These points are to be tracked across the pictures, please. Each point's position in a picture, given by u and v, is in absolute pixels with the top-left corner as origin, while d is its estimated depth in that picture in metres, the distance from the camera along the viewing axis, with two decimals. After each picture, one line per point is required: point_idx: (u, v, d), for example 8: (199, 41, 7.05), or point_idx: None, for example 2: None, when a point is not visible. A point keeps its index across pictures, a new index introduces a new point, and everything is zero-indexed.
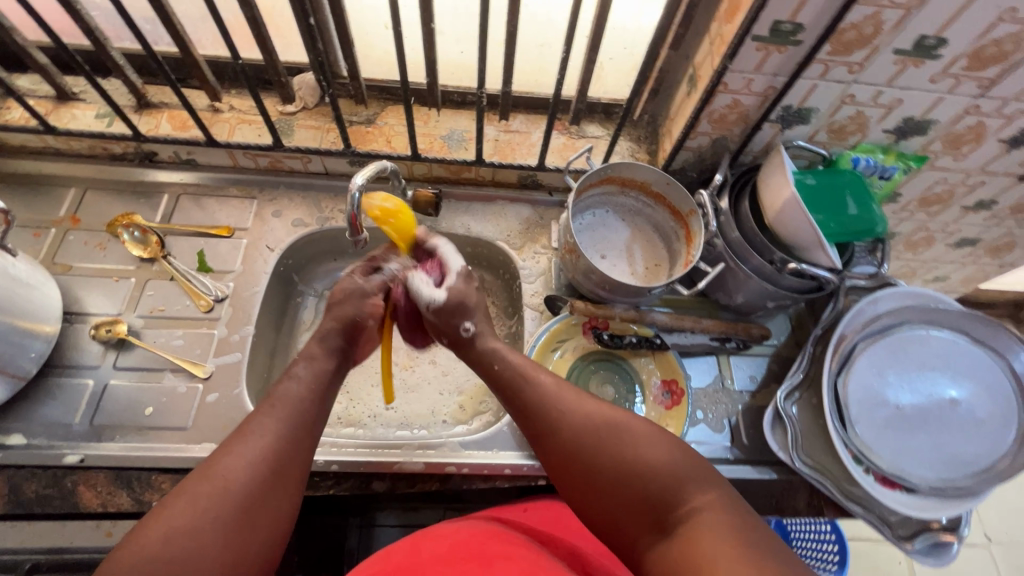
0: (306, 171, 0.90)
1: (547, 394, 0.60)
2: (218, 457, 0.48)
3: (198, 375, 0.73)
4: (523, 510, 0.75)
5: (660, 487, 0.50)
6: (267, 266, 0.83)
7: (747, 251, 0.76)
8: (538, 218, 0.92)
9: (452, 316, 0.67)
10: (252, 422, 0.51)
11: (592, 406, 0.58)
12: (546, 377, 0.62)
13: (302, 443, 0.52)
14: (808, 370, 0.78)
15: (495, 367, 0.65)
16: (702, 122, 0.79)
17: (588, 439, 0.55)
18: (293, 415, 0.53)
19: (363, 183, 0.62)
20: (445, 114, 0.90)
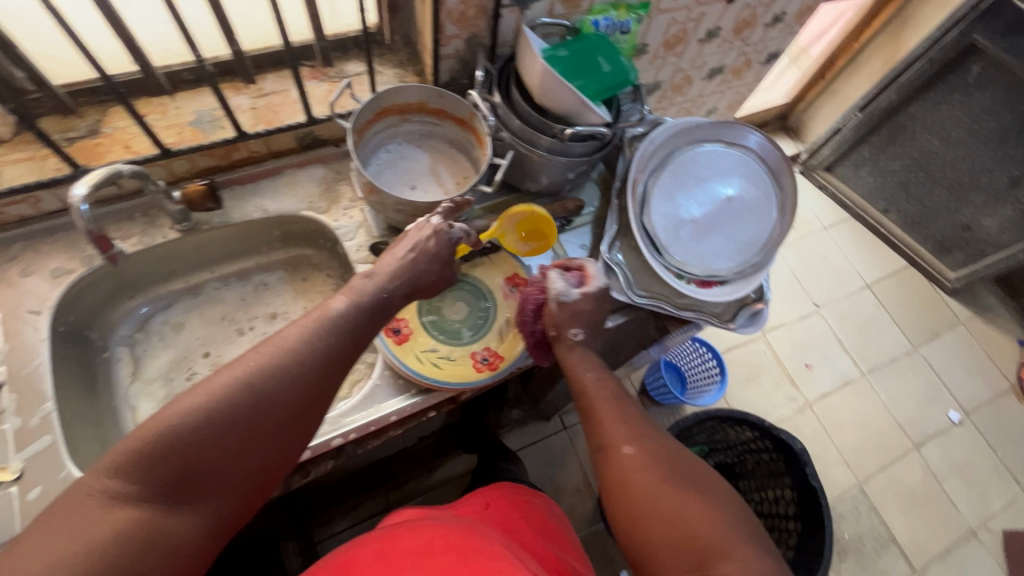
0: (41, 213, 0.76)
1: (620, 415, 0.68)
2: (285, 339, 0.55)
3: (5, 479, 0.62)
4: (485, 508, 0.78)
5: (706, 530, 0.54)
6: (40, 333, 0.71)
7: (531, 133, 0.80)
8: (335, 173, 0.88)
9: (568, 319, 0.74)
10: (292, 333, 0.55)
11: (662, 449, 0.64)
12: (613, 399, 0.70)
13: (354, 344, 0.59)
14: (620, 219, 0.86)
15: (589, 381, 0.72)
16: (445, 25, 0.79)
17: (641, 465, 0.62)
18: (354, 323, 0.60)
19: (83, 194, 0.60)
20: (184, 98, 0.80)
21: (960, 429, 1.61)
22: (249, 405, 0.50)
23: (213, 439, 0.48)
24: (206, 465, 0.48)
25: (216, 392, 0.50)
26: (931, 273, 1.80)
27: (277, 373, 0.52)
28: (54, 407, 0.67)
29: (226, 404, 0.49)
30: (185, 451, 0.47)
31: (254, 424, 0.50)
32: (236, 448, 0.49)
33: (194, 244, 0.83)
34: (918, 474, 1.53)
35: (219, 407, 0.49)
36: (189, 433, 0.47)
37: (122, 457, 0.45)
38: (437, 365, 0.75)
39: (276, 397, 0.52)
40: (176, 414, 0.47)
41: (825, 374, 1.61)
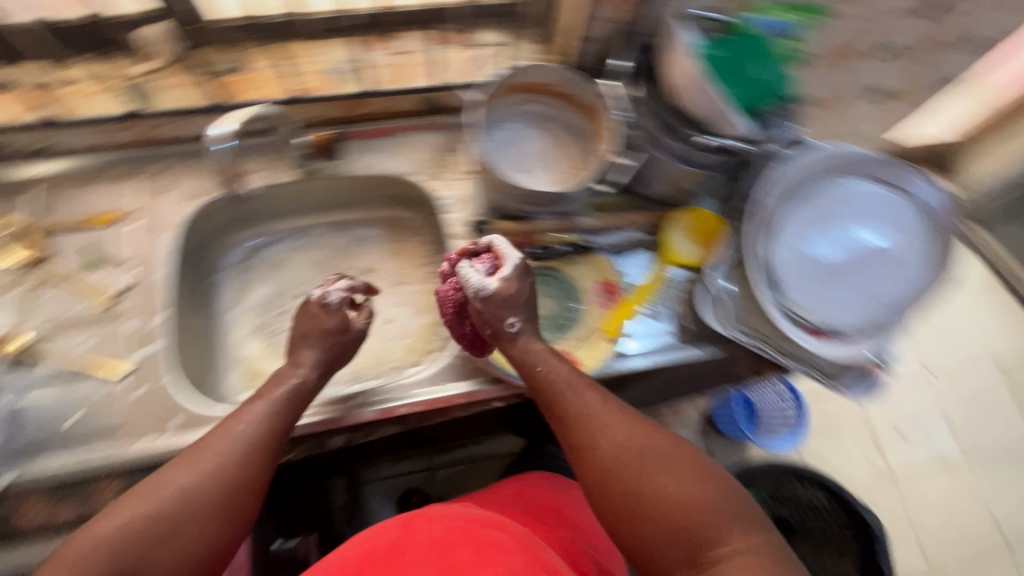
0: (187, 137, 0.82)
1: (586, 405, 0.60)
2: (193, 454, 0.54)
3: (121, 373, 0.70)
4: (515, 496, 0.78)
5: (705, 523, 0.51)
6: (167, 246, 0.78)
7: (657, 133, 0.76)
8: (449, 142, 0.87)
9: (500, 308, 0.65)
10: (198, 445, 0.54)
11: (632, 429, 0.58)
12: (566, 389, 0.61)
13: (273, 452, 0.57)
14: (736, 244, 0.79)
15: (539, 370, 0.63)
16: (592, 6, 0.74)
17: (622, 460, 0.55)
18: (275, 414, 0.59)
19: (237, 127, 0.66)
20: (325, 46, 0.82)
21: None
22: (174, 508, 0.50)
23: (143, 541, 0.48)
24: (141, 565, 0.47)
25: (156, 494, 0.50)
26: None
27: (189, 478, 0.52)
28: (165, 318, 0.74)
29: (162, 498, 0.50)
30: (108, 559, 0.46)
31: (190, 515, 0.50)
32: (171, 542, 0.49)
33: (307, 189, 0.86)
34: None
35: (147, 513, 0.49)
36: (123, 540, 0.47)
37: (55, 572, 0.44)
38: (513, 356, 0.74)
39: (200, 493, 0.51)
40: (110, 521, 0.47)
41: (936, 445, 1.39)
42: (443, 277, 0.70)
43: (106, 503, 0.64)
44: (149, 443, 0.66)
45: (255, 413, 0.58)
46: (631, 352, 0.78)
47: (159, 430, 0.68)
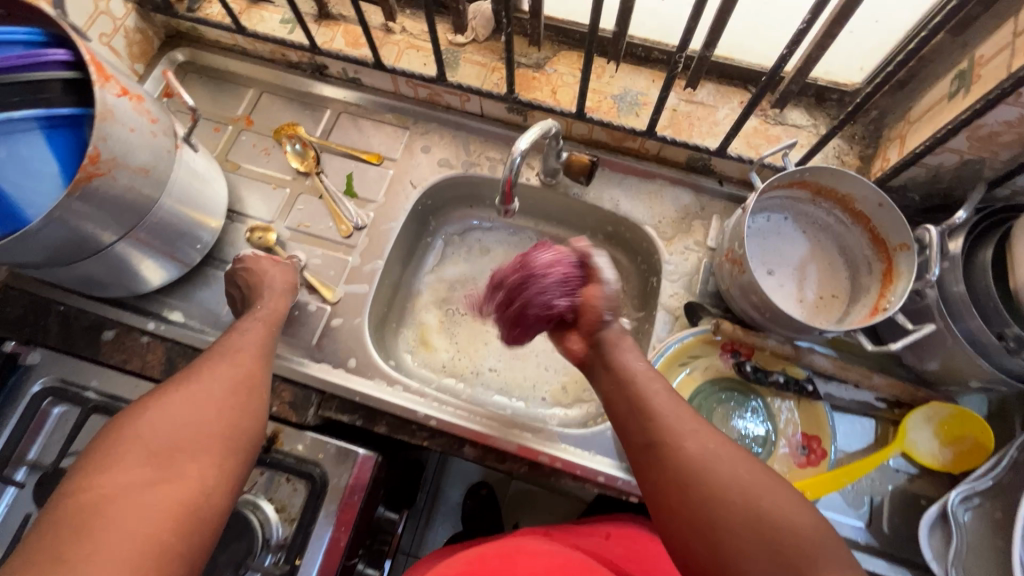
0: (462, 109, 0.85)
1: (666, 395, 0.55)
2: (201, 375, 0.54)
3: (328, 298, 0.76)
4: (606, 538, 0.66)
5: (794, 535, 0.43)
6: (407, 203, 0.82)
7: (969, 312, 0.59)
8: (698, 208, 0.80)
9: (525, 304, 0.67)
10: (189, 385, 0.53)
11: (693, 423, 0.52)
12: (661, 386, 0.56)
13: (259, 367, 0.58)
14: (1003, 477, 0.62)
15: (620, 357, 0.60)
16: (958, 138, 0.60)
17: (698, 456, 0.49)
18: (257, 368, 0.59)
19: (526, 149, 0.60)
20: (623, 70, 0.79)
21: None
22: (164, 441, 0.47)
23: (186, 437, 0.48)
24: (190, 460, 0.47)
25: (179, 404, 0.50)
26: None
27: (203, 390, 0.52)
28: (381, 266, 0.79)
29: (182, 403, 0.50)
30: (156, 453, 0.46)
31: (222, 428, 0.51)
32: (218, 441, 0.50)
33: (540, 196, 0.85)
34: None
35: (177, 421, 0.49)
36: (164, 441, 0.47)
37: (121, 468, 0.44)
38: None
39: (219, 405, 0.52)
40: (141, 425, 0.48)
41: None
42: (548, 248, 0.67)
43: (275, 406, 0.70)
44: (326, 372, 0.72)
45: (242, 328, 0.63)
46: None
47: (335, 364, 0.73)
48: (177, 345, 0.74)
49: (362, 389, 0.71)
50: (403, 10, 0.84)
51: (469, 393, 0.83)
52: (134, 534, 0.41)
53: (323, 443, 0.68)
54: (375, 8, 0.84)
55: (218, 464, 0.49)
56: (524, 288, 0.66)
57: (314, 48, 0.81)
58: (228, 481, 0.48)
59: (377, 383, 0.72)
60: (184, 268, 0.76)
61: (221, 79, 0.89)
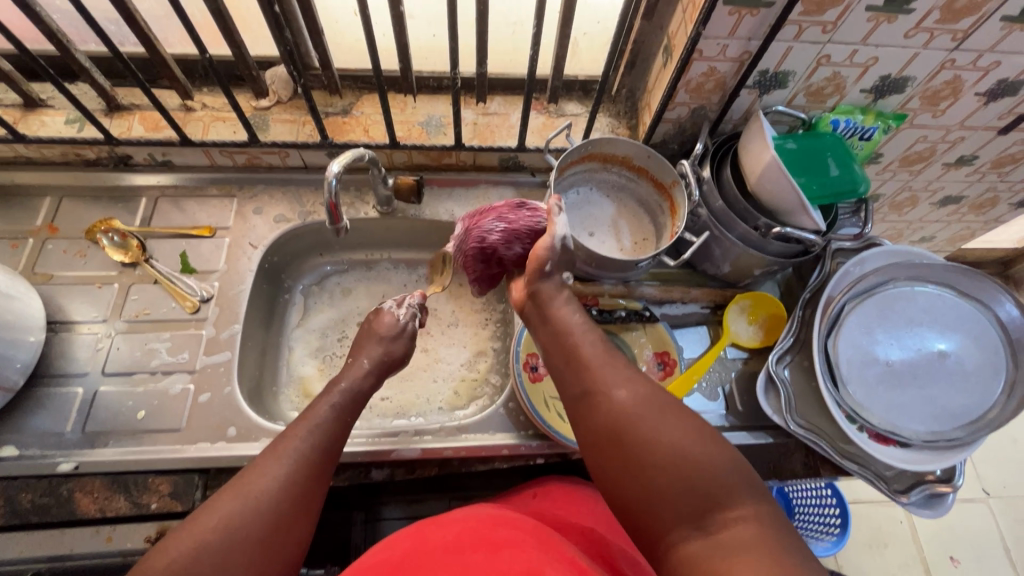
0: (285, 165, 0.89)
1: (596, 355, 0.60)
2: (254, 465, 0.54)
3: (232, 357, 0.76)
4: (532, 498, 0.75)
5: (701, 480, 0.47)
6: (251, 263, 0.83)
7: (732, 218, 0.76)
8: (522, 200, 0.92)
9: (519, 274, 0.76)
10: (284, 443, 0.57)
11: (632, 379, 0.57)
12: (591, 343, 0.62)
13: (331, 442, 0.60)
14: (799, 333, 0.78)
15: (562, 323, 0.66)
16: (680, 92, 0.79)
17: (627, 414, 0.53)
18: (336, 417, 0.63)
19: (340, 170, 0.64)
20: (422, 100, 0.89)
21: None
22: (220, 537, 0.48)
23: (233, 538, 0.48)
24: (227, 566, 0.47)
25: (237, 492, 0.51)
26: None
27: (261, 485, 0.52)
28: (240, 329, 0.78)
29: (256, 504, 0.51)
30: (193, 562, 0.46)
31: (272, 522, 0.51)
32: (259, 541, 0.49)
33: (383, 226, 0.91)
34: None
35: (227, 514, 0.49)
36: (215, 543, 0.47)
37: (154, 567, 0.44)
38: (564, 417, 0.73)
39: (272, 501, 0.52)
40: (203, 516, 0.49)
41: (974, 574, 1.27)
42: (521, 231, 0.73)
43: (155, 503, 0.66)
44: (204, 449, 0.69)
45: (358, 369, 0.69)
46: None
47: (214, 439, 0.70)
48: (14, 481, 0.66)
49: (249, 452, 0.69)
50: (200, 88, 0.87)
51: (367, 427, 0.83)
52: None
53: None
54: (170, 91, 0.85)
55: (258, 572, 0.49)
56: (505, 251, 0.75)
57: (110, 140, 0.80)
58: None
59: (264, 442, 0.70)
60: (6, 394, 0.68)
61: (9, 195, 0.83)
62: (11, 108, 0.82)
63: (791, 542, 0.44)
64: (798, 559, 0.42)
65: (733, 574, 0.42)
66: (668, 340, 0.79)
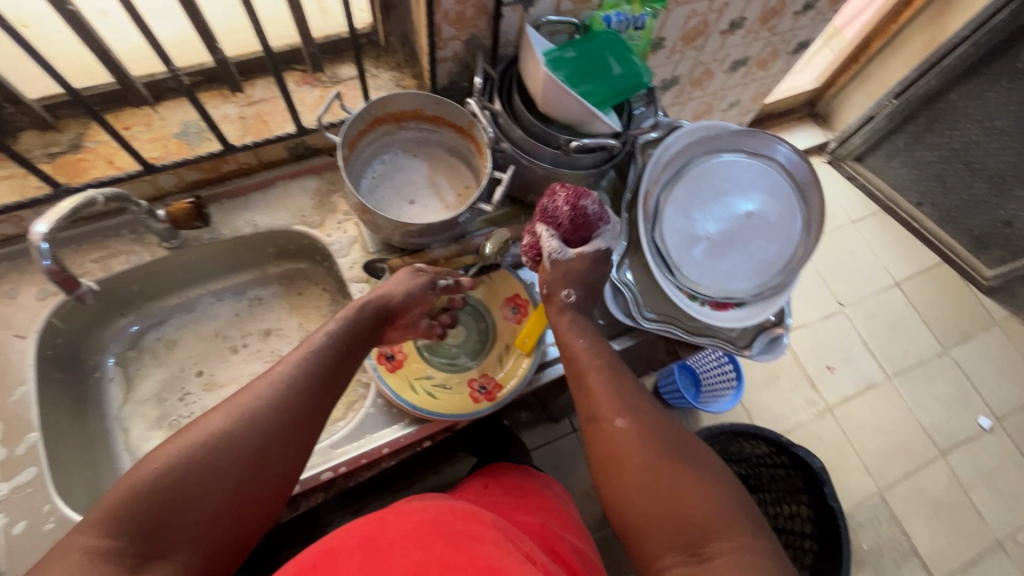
0: (26, 231, 0.74)
1: (610, 380, 0.60)
2: (244, 390, 0.50)
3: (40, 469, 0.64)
4: (484, 488, 0.77)
5: (697, 510, 0.50)
6: (27, 357, 0.69)
7: (533, 145, 0.74)
8: (329, 185, 0.84)
9: (554, 285, 0.66)
10: (264, 377, 0.52)
11: (640, 410, 0.58)
12: (615, 362, 0.63)
13: (314, 393, 0.53)
14: (630, 236, 0.80)
15: (575, 343, 0.65)
16: (442, 27, 0.73)
17: (632, 445, 0.55)
18: (321, 361, 0.55)
19: (47, 230, 0.56)
20: (169, 107, 0.77)
21: (991, 436, 1.44)
22: (193, 462, 0.44)
23: (199, 473, 0.44)
24: (188, 503, 0.44)
25: (206, 436, 0.46)
26: (964, 268, 1.59)
27: (247, 417, 0.48)
28: (40, 436, 0.66)
29: (223, 450, 0.46)
30: (171, 483, 0.43)
31: (248, 457, 0.47)
32: (230, 488, 0.46)
33: (182, 261, 0.80)
34: (944, 483, 1.38)
35: (213, 435, 0.46)
36: (189, 472, 0.44)
37: (105, 528, 0.40)
38: (432, 395, 0.71)
39: (244, 441, 0.47)
40: (155, 468, 0.43)
41: (848, 376, 1.45)
42: (572, 224, 0.65)
43: None
44: None
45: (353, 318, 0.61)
46: (554, 359, 0.76)
47: None
48: None
49: None
50: None
51: None
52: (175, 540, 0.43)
53: None
54: None
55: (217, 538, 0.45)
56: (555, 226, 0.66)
57: None
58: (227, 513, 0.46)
59: None
60: None
61: None
62: None
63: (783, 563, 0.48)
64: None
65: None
66: (512, 283, 0.79)
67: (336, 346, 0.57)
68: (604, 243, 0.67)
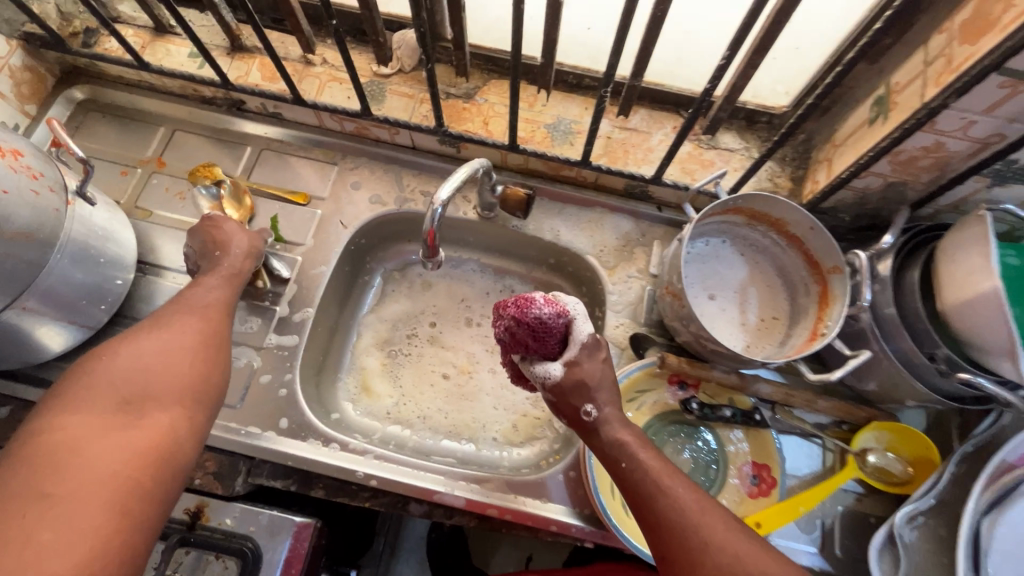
0: (392, 142, 0.82)
1: (691, 499, 0.48)
2: (157, 325, 0.52)
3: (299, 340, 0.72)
4: None
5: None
6: (338, 243, 0.78)
7: (902, 334, 0.61)
8: (639, 235, 0.79)
9: (569, 396, 0.56)
10: (167, 313, 0.54)
11: (736, 536, 0.45)
12: (686, 487, 0.49)
13: (212, 304, 0.58)
14: (943, 494, 0.63)
15: (622, 465, 0.52)
16: (880, 162, 0.61)
17: None
18: (220, 294, 0.60)
19: (447, 200, 0.57)
20: (555, 98, 0.78)
21: None
22: (138, 373, 0.46)
23: (147, 376, 0.47)
24: (141, 398, 0.45)
25: (148, 344, 0.49)
26: None
27: (165, 336, 0.51)
28: (312, 314, 0.74)
29: (163, 354, 0.49)
30: (116, 386, 0.45)
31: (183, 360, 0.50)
32: (182, 378, 0.49)
33: (479, 229, 0.83)
34: None
35: (137, 353, 0.48)
36: (126, 383, 0.45)
37: (86, 412, 0.42)
38: (625, 509, 0.65)
39: (176, 344, 0.50)
40: (106, 371, 0.45)
41: None
42: (533, 339, 0.56)
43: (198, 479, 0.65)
44: (253, 436, 0.67)
45: (208, 285, 0.60)
46: None
47: (265, 428, 0.68)
48: None
49: (295, 452, 0.66)
50: (323, 41, 0.80)
51: (416, 441, 0.78)
52: (124, 445, 0.41)
53: (254, 515, 0.63)
54: (292, 38, 0.80)
55: (188, 414, 0.47)
56: (520, 342, 0.57)
57: (226, 84, 0.76)
58: (190, 399, 0.48)
59: (312, 445, 0.67)
60: (89, 332, 0.69)
61: (129, 119, 0.83)
62: (142, 30, 0.80)
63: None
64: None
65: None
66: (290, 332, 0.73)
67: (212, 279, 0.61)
68: (588, 332, 0.58)
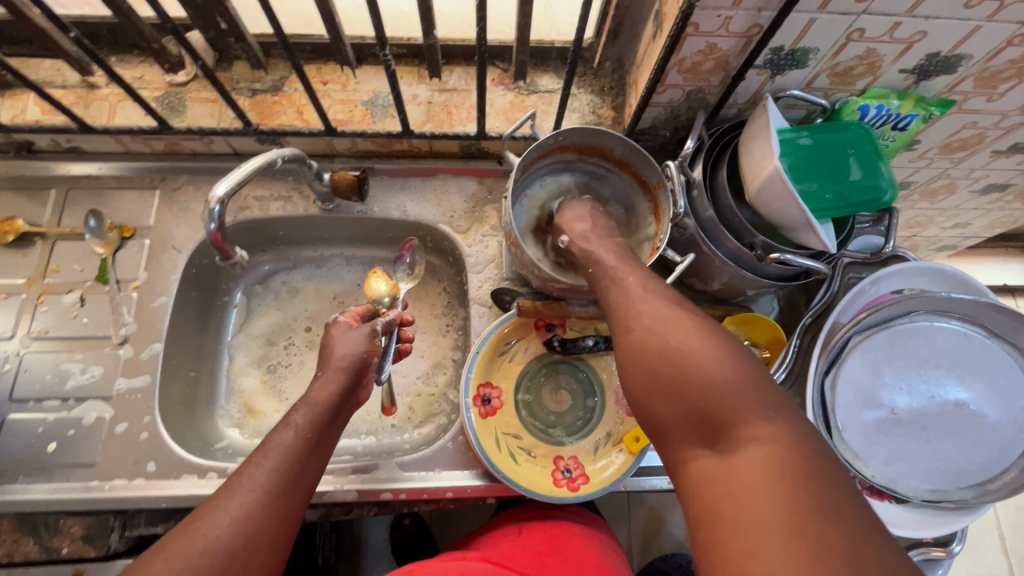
0: (211, 152, 0.77)
1: (646, 292, 0.50)
2: (207, 509, 0.46)
3: (151, 379, 0.68)
4: (517, 534, 0.74)
5: (720, 402, 0.39)
6: (175, 269, 0.73)
7: (722, 233, 0.64)
8: (486, 193, 0.79)
9: (557, 224, 0.63)
10: (240, 476, 0.48)
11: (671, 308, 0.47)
12: (637, 278, 0.52)
13: (293, 477, 0.50)
14: (793, 365, 0.68)
15: (590, 269, 0.56)
16: (670, 73, 0.64)
17: (654, 331, 0.45)
18: (300, 455, 0.52)
19: (223, 194, 0.57)
20: (366, 73, 0.76)
21: None
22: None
23: None
24: None
25: (188, 542, 0.43)
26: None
27: (210, 531, 0.44)
28: (162, 348, 0.70)
29: (203, 559, 0.42)
30: None
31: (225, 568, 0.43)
32: None
33: (328, 222, 0.80)
34: None
35: (169, 562, 0.41)
36: None
37: None
38: (514, 458, 0.66)
39: (224, 543, 0.43)
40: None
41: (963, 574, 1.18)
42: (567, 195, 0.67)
43: (66, 547, 0.61)
44: (121, 488, 0.63)
45: (278, 440, 0.52)
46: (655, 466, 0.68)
47: (131, 476, 0.64)
48: None
49: (170, 491, 0.63)
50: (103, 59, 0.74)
51: None
52: None
53: None
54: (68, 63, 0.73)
55: None
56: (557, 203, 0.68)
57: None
58: None
59: (187, 480, 0.64)
60: None
61: None
62: None
63: (819, 487, 0.32)
64: (822, 491, 0.32)
65: (726, 499, 0.34)
66: (387, 396, 0.73)
67: (303, 432, 0.53)
68: None
